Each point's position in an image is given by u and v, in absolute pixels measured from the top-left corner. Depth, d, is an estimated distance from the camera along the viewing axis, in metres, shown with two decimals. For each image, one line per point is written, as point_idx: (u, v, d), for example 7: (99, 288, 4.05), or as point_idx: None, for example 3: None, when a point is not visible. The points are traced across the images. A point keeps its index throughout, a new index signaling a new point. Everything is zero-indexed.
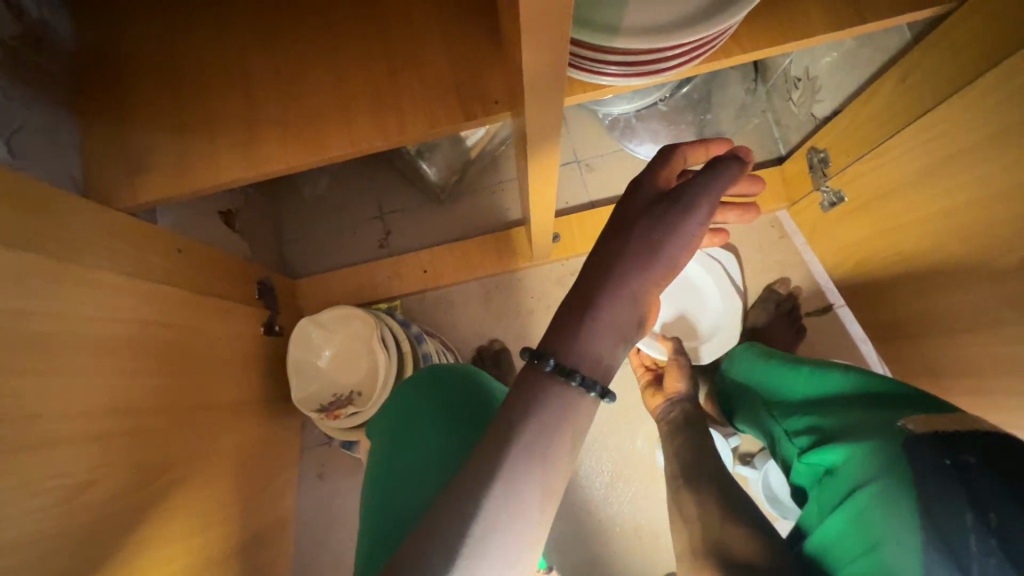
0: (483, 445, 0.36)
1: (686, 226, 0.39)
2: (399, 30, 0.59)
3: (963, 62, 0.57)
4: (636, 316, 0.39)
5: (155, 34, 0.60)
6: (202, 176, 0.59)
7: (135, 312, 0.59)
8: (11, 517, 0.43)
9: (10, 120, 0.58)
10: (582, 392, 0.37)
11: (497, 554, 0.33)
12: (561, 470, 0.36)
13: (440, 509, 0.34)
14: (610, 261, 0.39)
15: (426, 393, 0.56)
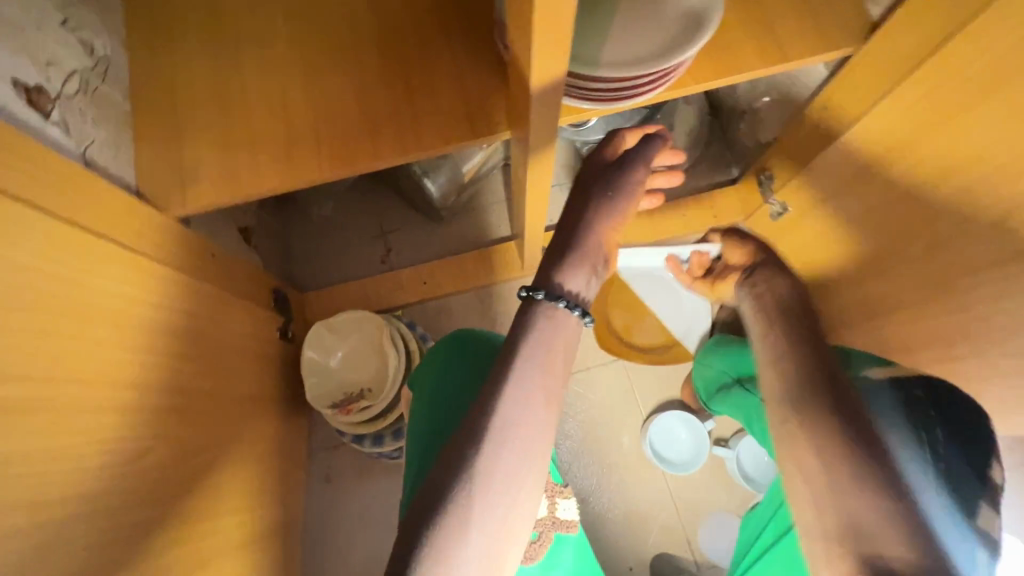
0: (499, 362, 0.50)
1: (630, 183, 0.56)
2: (416, 62, 0.71)
3: (876, 84, 0.74)
4: (600, 253, 0.55)
5: (206, 71, 0.71)
6: (248, 183, 0.69)
7: (179, 303, 0.67)
8: (70, 471, 0.49)
9: (85, 135, 0.62)
10: (567, 310, 0.51)
11: (513, 434, 0.46)
12: (557, 375, 0.50)
13: (472, 408, 0.48)
14: (581, 216, 0.55)
15: (452, 351, 0.68)
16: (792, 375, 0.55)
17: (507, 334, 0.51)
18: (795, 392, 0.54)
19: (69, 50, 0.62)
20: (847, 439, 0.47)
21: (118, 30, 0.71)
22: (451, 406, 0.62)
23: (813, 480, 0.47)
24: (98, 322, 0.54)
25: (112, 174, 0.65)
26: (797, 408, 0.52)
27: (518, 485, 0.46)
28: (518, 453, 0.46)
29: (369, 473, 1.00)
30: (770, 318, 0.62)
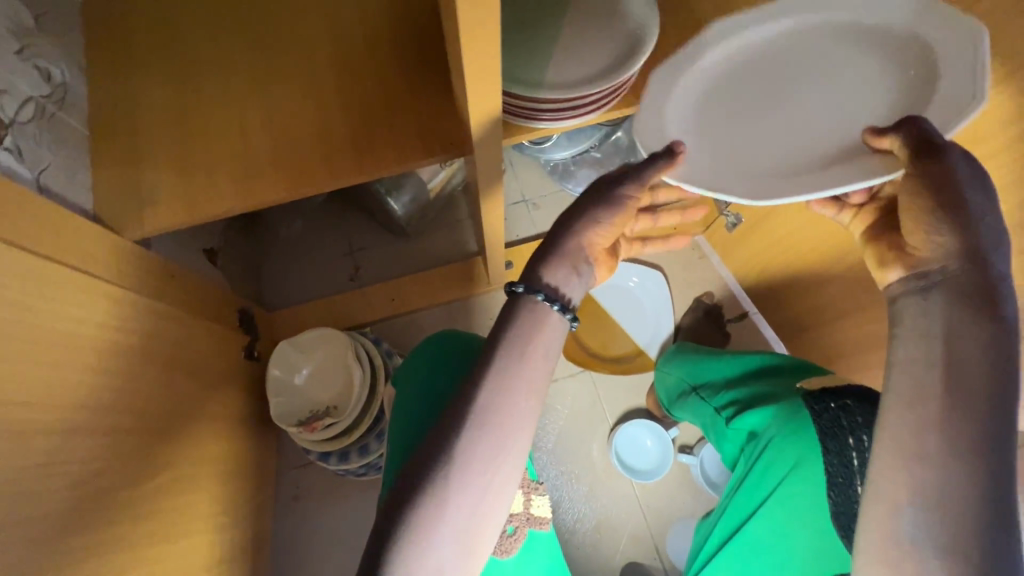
0: (483, 353, 0.52)
1: (619, 196, 0.56)
2: (371, 85, 0.73)
3: None
4: (587, 263, 0.57)
5: (165, 97, 0.73)
6: (209, 201, 0.70)
7: (138, 324, 0.67)
8: (23, 494, 0.49)
9: (38, 160, 0.63)
10: (547, 305, 0.53)
11: (496, 420, 0.50)
12: (538, 367, 0.52)
13: (457, 396, 0.51)
14: (572, 222, 0.56)
15: (433, 350, 0.69)
16: (923, 477, 0.42)
17: (493, 322, 0.53)
18: (918, 503, 0.42)
19: (25, 78, 0.63)
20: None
21: (77, 58, 0.72)
22: (433, 402, 0.64)
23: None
24: (55, 343, 0.55)
25: (67, 199, 0.65)
26: (911, 536, 0.42)
27: (494, 469, 0.49)
28: (497, 441, 0.49)
29: (338, 491, 1.00)
30: (933, 360, 0.44)
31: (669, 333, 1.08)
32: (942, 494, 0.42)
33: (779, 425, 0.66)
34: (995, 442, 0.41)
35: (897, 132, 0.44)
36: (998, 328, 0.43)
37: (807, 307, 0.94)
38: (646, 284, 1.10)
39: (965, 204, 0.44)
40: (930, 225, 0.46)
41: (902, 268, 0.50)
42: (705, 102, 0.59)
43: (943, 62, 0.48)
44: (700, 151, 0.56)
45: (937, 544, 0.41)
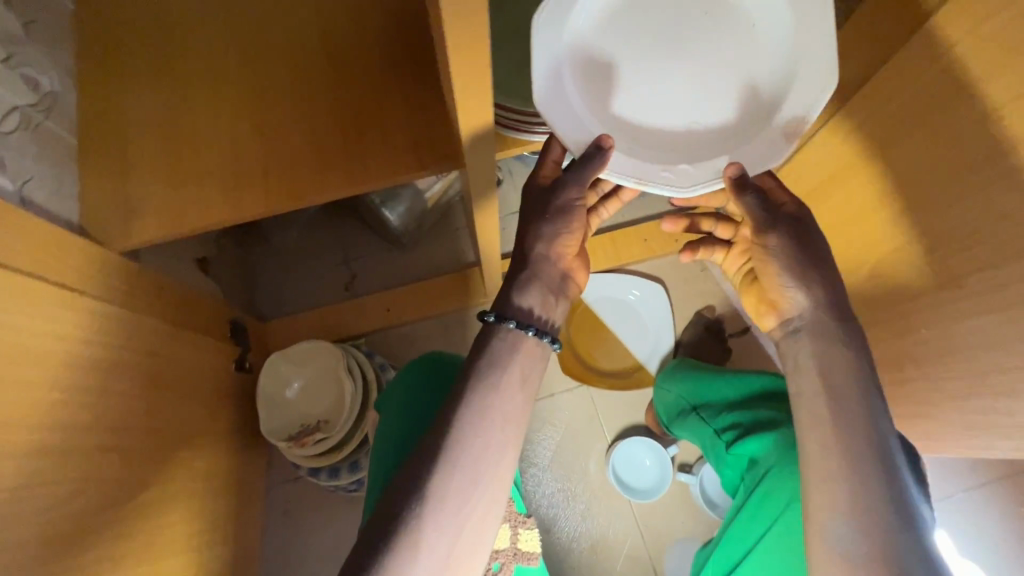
0: (455, 383, 0.52)
1: (567, 205, 0.56)
2: (365, 95, 0.72)
3: None
4: (558, 278, 0.59)
5: (155, 108, 0.72)
6: (194, 214, 0.69)
7: (123, 340, 0.66)
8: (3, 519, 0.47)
9: (23, 172, 0.61)
10: (519, 331, 0.54)
11: (472, 451, 0.49)
12: (515, 396, 0.52)
13: (433, 426, 0.50)
14: (533, 245, 0.57)
15: (419, 371, 0.68)
16: (843, 488, 0.50)
17: (464, 356, 0.54)
18: (843, 509, 0.50)
19: (12, 88, 0.62)
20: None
21: (67, 67, 0.71)
22: (417, 425, 0.63)
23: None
24: (33, 361, 0.53)
25: (51, 211, 0.64)
26: (842, 535, 0.49)
27: (470, 501, 0.48)
28: (470, 475, 0.48)
29: (329, 506, 0.98)
30: (826, 390, 0.54)
31: (669, 347, 1.06)
32: (856, 496, 0.50)
33: (777, 457, 0.65)
34: (883, 446, 0.51)
35: (748, 194, 0.52)
36: (854, 353, 0.54)
37: None
38: (646, 298, 1.08)
39: (809, 261, 0.55)
40: (782, 283, 0.57)
41: (774, 318, 0.60)
42: (599, 45, 0.53)
43: (804, 38, 0.50)
44: (601, 113, 0.53)
45: (863, 538, 0.48)
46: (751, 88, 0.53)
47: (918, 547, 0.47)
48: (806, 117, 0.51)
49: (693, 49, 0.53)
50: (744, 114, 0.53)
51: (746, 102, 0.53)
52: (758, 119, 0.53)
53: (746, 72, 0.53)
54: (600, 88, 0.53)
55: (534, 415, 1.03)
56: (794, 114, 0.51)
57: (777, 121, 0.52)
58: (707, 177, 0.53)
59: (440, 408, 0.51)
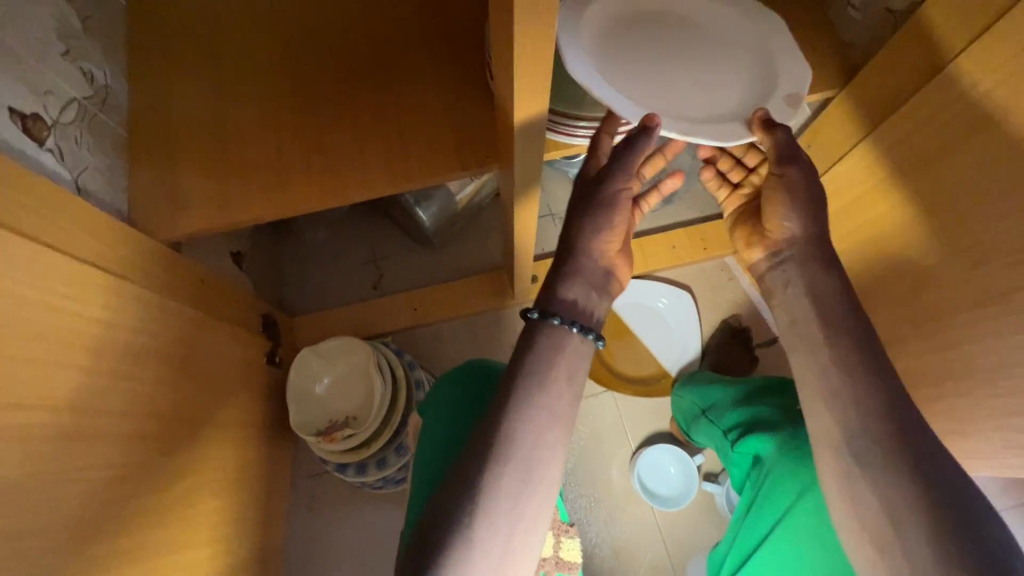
0: (502, 383, 0.52)
1: (613, 196, 0.56)
2: (410, 90, 0.73)
3: (868, 117, 0.74)
4: (602, 275, 0.58)
5: (203, 102, 0.73)
6: (240, 208, 0.70)
7: (164, 330, 0.67)
8: (44, 501, 0.48)
9: (79, 162, 0.63)
10: (565, 329, 0.54)
11: (522, 451, 0.48)
12: (561, 396, 0.52)
13: (482, 427, 0.50)
14: (576, 243, 0.57)
15: (459, 373, 0.68)
16: (851, 410, 0.51)
17: (510, 356, 0.53)
18: (855, 431, 0.50)
19: (70, 80, 0.63)
20: (931, 498, 0.45)
21: (120, 61, 0.73)
22: (458, 426, 0.63)
23: (886, 534, 0.47)
24: (75, 347, 0.53)
25: (104, 201, 0.65)
26: (858, 459, 0.49)
27: (523, 503, 0.48)
28: (521, 475, 0.48)
29: (353, 502, 0.99)
30: (815, 317, 0.55)
31: (696, 353, 1.06)
32: (865, 416, 0.50)
33: (781, 453, 0.67)
34: (871, 354, 0.52)
35: (780, 130, 0.54)
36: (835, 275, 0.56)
37: None
38: (673, 305, 1.08)
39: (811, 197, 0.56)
40: (784, 216, 0.58)
41: (762, 247, 0.62)
42: (612, 48, 0.58)
43: (777, 51, 0.61)
44: (628, 92, 0.55)
45: (870, 446, 0.49)
46: (747, 76, 0.60)
47: (919, 449, 0.47)
48: (801, 92, 0.58)
49: (687, 61, 0.60)
50: (747, 92, 0.59)
51: (745, 85, 0.59)
52: (761, 95, 0.59)
53: (741, 67, 0.61)
54: (621, 64, 0.57)
55: None
56: (790, 90, 0.58)
57: (780, 92, 0.57)
58: (732, 132, 0.55)
59: (488, 408, 0.51)
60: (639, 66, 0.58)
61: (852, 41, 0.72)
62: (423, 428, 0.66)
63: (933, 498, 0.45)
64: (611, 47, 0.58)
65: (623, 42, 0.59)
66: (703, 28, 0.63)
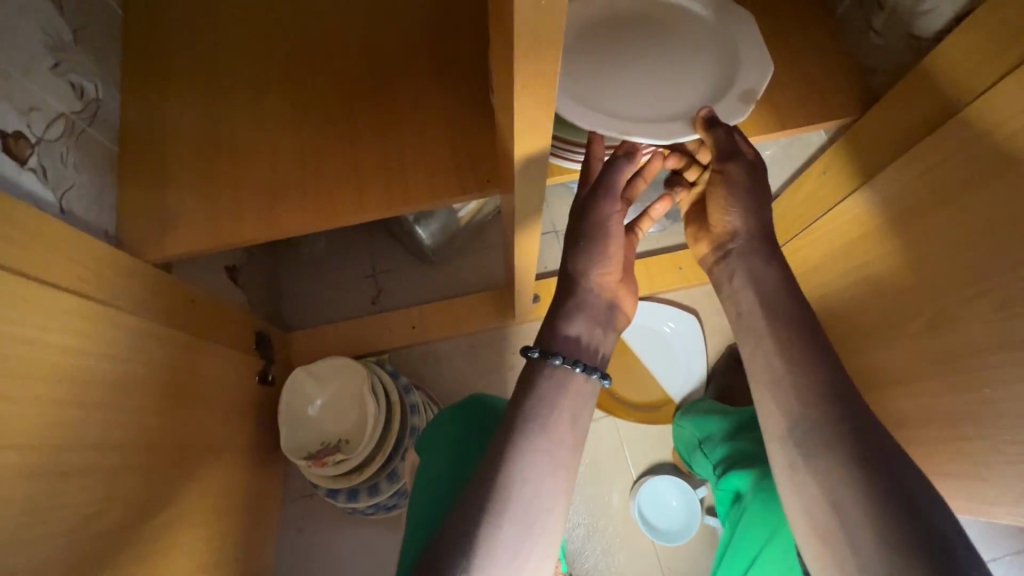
0: (502, 427, 0.50)
1: (602, 223, 0.54)
2: (412, 110, 0.71)
3: (887, 145, 0.71)
4: (607, 309, 0.56)
5: (197, 117, 0.71)
6: (234, 229, 0.68)
7: (152, 355, 0.64)
8: (26, 544, 0.46)
9: (65, 181, 0.60)
10: (567, 368, 0.52)
11: (521, 500, 0.46)
12: (563, 440, 0.50)
13: (479, 474, 0.47)
14: (572, 278, 0.56)
15: (459, 412, 0.66)
16: (796, 402, 0.51)
17: (510, 397, 0.52)
18: (799, 423, 0.51)
19: (59, 96, 0.61)
20: (875, 488, 0.45)
21: (112, 74, 0.71)
22: (458, 468, 0.60)
23: (829, 525, 0.47)
24: (56, 378, 0.51)
25: (89, 221, 0.63)
26: (803, 450, 0.50)
27: (522, 556, 0.45)
28: (521, 526, 0.45)
29: (344, 525, 0.96)
30: (762, 310, 0.56)
31: (701, 377, 1.03)
32: (809, 408, 0.50)
33: (758, 488, 0.65)
34: (819, 349, 0.53)
35: (718, 128, 0.52)
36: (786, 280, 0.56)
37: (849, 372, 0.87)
38: (678, 327, 1.04)
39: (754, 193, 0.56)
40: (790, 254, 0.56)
41: (708, 243, 0.61)
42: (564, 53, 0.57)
43: (735, 48, 0.58)
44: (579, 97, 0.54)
45: (816, 438, 0.49)
46: (708, 73, 0.58)
47: (865, 443, 0.48)
48: (757, 89, 0.55)
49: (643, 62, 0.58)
50: (704, 90, 0.57)
51: (705, 82, 0.57)
52: (716, 93, 0.56)
53: (700, 65, 0.59)
54: (579, 62, 0.57)
55: None
56: (746, 86, 0.55)
57: (734, 91, 0.55)
58: (679, 130, 0.53)
59: (485, 453, 0.49)
60: (598, 65, 0.58)
61: (874, 67, 0.71)
62: (420, 467, 0.64)
63: (876, 488, 0.45)
64: (571, 45, 0.58)
65: (585, 41, 0.59)
66: (663, 25, 0.61)
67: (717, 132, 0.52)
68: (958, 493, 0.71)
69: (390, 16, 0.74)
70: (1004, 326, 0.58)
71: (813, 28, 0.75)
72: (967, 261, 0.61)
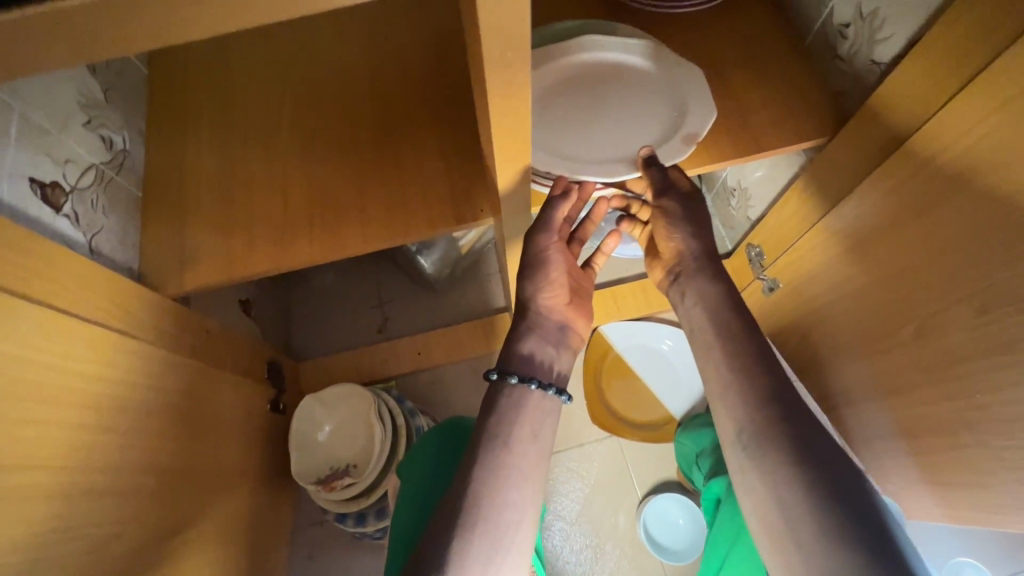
0: (469, 447, 0.53)
1: (543, 255, 0.60)
2: (412, 149, 0.76)
3: (856, 163, 0.74)
4: (558, 330, 0.61)
5: (214, 161, 0.77)
6: (241, 263, 0.73)
7: (169, 383, 0.68)
8: (48, 561, 0.49)
9: (95, 223, 0.66)
10: (523, 386, 0.56)
11: (489, 515, 0.49)
12: (527, 456, 0.53)
13: (453, 493, 0.50)
14: (523, 304, 0.61)
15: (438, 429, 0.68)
16: (743, 406, 0.54)
17: (476, 417, 0.55)
18: (746, 426, 0.53)
19: (91, 148, 0.68)
20: (814, 486, 0.47)
21: (138, 125, 0.78)
22: (433, 487, 0.63)
23: (777, 527, 0.49)
24: (79, 406, 0.55)
25: (115, 259, 0.69)
26: (750, 451, 0.52)
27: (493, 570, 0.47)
28: (491, 541, 0.48)
29: (353, 551, 0.98)
30: (713, 322, 0.59)
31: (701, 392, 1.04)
32: (754, 412, 0.53)
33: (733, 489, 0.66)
34: (766, 359, 0.55)
35: (652, 169, 0.59)
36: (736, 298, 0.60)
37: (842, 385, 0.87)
38: (675, 346, 1.07)
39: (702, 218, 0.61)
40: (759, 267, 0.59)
41: (661, 268, 0.66)
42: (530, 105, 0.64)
43: (686, 92, 0.64)
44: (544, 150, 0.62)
45: (763, 442, 0.51)
46: (659, 115, 0.64)
47: (807, 447, 0.50)
48: (700, 132, 0.61)
49: (603, 110, 0.65)
50: (654, 132, 0.63)
51: (657, 125, 0.64)
52: (666, 135, 0.63)
53: (654, 108, 0.65)
54: (543, 108, 0.65)
55: (561, 465, 1.01)
56: (690, 130, 0.61)
57: (677, 134, 0.61)
58: (626, 170, 0.60)
59: (457, 473, 0.52)
60: (560, 108, 0.65)
61: (844, 91, 0.76)
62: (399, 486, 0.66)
63: (816, 484, 0.47)
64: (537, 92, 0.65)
65: (552, 86, 0.66)
66: (623, 72, 0.67)
67: (652, 172, 0.59)
68: (966, 504, 0.70)
69: (390, 64, 0.81)
70: (984, 330, 0.60)
71: (784, 58, 0.80)
72: (940, 269, 0.63)
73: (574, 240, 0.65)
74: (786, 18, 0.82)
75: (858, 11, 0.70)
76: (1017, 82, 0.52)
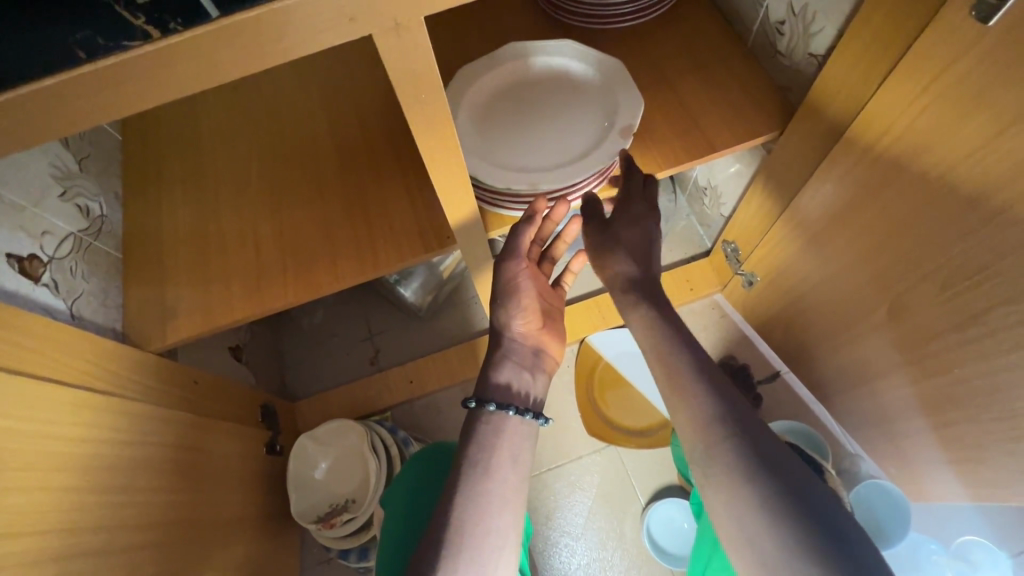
0: (450, 475, 0.54)
1: (512, 283, 0.62)
2: (378, 186, 0.79)
3: (807, 154, 0.75)
4: (533, 354, 0.62)
5: (189, 217, 0.80)
6: (220, 317, 0.75)
7: (161, 436, 0.70)
8: None
9: (75, 289, 0.69)
10: (501, 413, 0.57)
11: (472, 542, 0.49)
12: (507, 482, 0.53)
13: (436, 524, 0.50)
14: (497, 332, 0.62)
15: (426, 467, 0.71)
16: (696, 420, 0.54)
17: (457, 447, 0.56)
18: (702, 441, 0.53)
19: (68, 217, 0.70)
20: (768, 496, 0.48)
21: (114, 189, 0.80)
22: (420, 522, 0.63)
23: (739, 539, 0.49)
24: (72, 468, 0.56)
25: (97, 322, 0.71)
26: (708, 467, 0.52)
27: None
28: (475, 568, 0.48)
29: None
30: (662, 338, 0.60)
31: None
32: (708, 425, 0.53)
33: None
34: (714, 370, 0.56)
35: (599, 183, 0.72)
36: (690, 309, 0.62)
37: (831, 372, 0.87)
38: None
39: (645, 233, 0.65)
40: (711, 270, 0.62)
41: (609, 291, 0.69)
42: (481, 122, 0.73)
43: (614, 89, 0.73)
44: (502, 163, 0.70)
45: (719, 455, 0.52)
46: (594, 116, 0.73)
47: (758, 456, 0.50)
48: (632, 125, 0.70)
49: (545, 116, 0.74)
50: (593, 131, 0.72)
51: (595, 124, 0.72)
52: (605, 131, 0.71)
53: (589, 108, 0.73)
54: (492, 128, 0.72)
55: (562, 479, 1.01)
56: (625, 123, 0.70)
57: (614, 129, 0.70)
58: (580, 170, 0.69)
59: (439, 504, 0.52)
60: (507, 119, 0.73)
61: (789, 87, 0.77)
62: (385, 524, 0.67)
63: (773, 499, 0.48)
64: (483, 114, 0.73)
65: (496, 102, 0.74)
66: (558, 80, 0.75)
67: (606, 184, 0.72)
68: (967, 479, 0.70)
69: (347, 102, 0.84)
70: (951, 305, 0.60)
71: (729, 61, 0.82)
72: (899, 250, 0.64)
73: (545, 258, 0.69)
74: (727, 21, 0.84)
75: (790, 8, 0.71)
76: (937, 64, 0.53)
